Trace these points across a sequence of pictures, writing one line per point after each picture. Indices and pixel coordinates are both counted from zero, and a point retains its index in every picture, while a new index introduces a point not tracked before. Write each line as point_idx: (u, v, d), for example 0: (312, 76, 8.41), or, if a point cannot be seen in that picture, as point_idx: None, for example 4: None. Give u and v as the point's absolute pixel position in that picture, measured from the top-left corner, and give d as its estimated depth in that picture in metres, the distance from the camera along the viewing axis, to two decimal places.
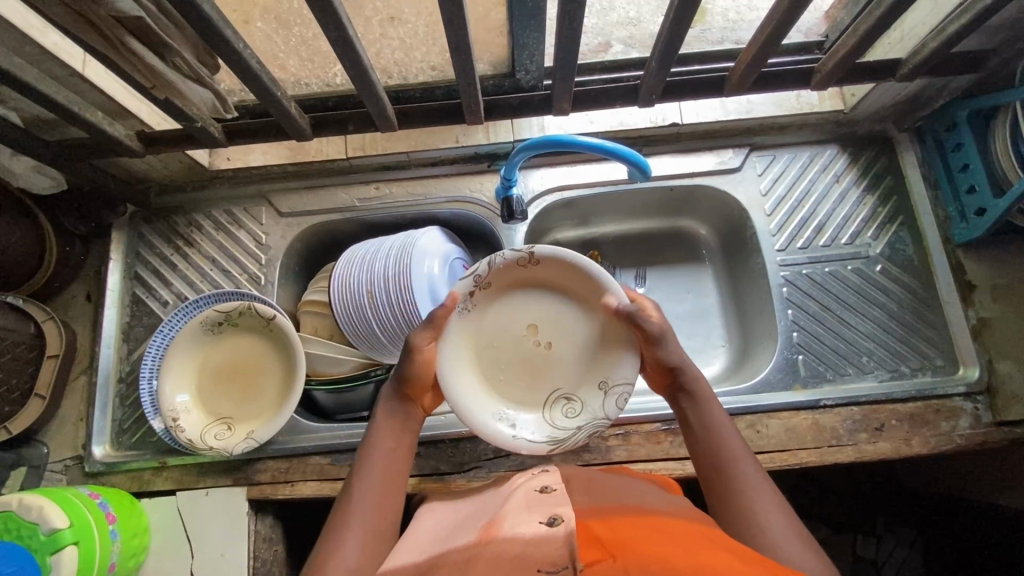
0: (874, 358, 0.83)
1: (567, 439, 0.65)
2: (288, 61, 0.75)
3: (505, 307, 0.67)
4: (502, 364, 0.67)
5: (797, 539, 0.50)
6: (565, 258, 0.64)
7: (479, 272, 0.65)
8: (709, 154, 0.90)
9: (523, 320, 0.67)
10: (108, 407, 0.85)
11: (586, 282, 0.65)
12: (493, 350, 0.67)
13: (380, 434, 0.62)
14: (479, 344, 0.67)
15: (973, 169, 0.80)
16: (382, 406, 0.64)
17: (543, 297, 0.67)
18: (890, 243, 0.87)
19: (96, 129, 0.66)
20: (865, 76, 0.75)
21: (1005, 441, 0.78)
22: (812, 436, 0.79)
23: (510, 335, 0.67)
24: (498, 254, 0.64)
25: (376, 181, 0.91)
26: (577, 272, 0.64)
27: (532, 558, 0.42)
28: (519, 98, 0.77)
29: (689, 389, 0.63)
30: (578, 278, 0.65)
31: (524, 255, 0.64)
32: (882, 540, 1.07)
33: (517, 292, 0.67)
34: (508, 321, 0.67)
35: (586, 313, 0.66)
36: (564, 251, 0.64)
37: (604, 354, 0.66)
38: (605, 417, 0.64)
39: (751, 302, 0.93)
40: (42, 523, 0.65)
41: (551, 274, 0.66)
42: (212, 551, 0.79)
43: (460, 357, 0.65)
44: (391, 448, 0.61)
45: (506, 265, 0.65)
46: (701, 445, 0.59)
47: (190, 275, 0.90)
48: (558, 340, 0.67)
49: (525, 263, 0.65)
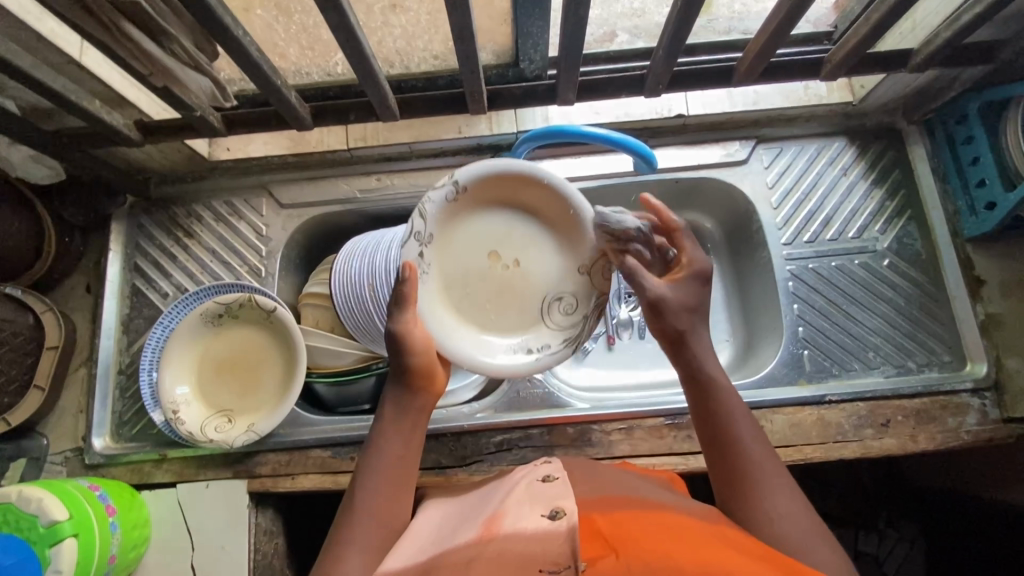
0: (880, 354, 0.82)
1: (578, 332, 0.64)
2: (288, 50, 0.72)
3: (456, 248, 0.63)
4: (485, 303, 0.64)
5: (810, 530, 0.48)
6: (488, 171, 0.60)
7: (417, 231, 0.60)
8: (715, 146, 0.89)
9: (480, 253, 0.63)
10: (108, 398, 0.84)
11: (517, 183, 0.61)
12: (471, 294, 0.63)
13: (387, 436, 0.57)
14: (453, 294, 0.63)
15: (984, 162, 0.79)
16: (388, 408, 0.58)
17: (488, 222, 0.63)
18: (898, 237, 0.86)
19: (94, 118, 0.65)
20: (876, 67, 0.73)
21: (1011, 437, 0.77)
22: (817, 431, 0.78)
23: (476, 271, 0.63)
24: (425, 203, 0.60)
25: (377, 172, 0.90)
26: (508, 180, 0.61)
27: (534, 555, 0.42)
28: (523, 88, 0.76)
29: (695, 367, 0.58)
30: (513, 186, 0.62)
31: (450, 189, 0.60)
32: (884, 535, 1.07)
33: (461, 228, 0.63)
34: (469, 260, 0.63)
35: (533, 214, 0.63)
36: (481, 165, 0.60)
37: (572, 241, 0.63)
38: (599, 292, 0.63)
39: (756, 297, 0.92)
40: (42, 515, 0.64)
41: (483, 195, 0.62)
42: (212, 544, 0.79)
43: (444, 319, 0.62)
44: (400, 455, 0.56)
45: (439, 210, 0.60)
46: (708, 430, 0.56)
47: (190, 267, 0.89)
48: (521, 253, 0.64)
49: (453, 197, 0.61)
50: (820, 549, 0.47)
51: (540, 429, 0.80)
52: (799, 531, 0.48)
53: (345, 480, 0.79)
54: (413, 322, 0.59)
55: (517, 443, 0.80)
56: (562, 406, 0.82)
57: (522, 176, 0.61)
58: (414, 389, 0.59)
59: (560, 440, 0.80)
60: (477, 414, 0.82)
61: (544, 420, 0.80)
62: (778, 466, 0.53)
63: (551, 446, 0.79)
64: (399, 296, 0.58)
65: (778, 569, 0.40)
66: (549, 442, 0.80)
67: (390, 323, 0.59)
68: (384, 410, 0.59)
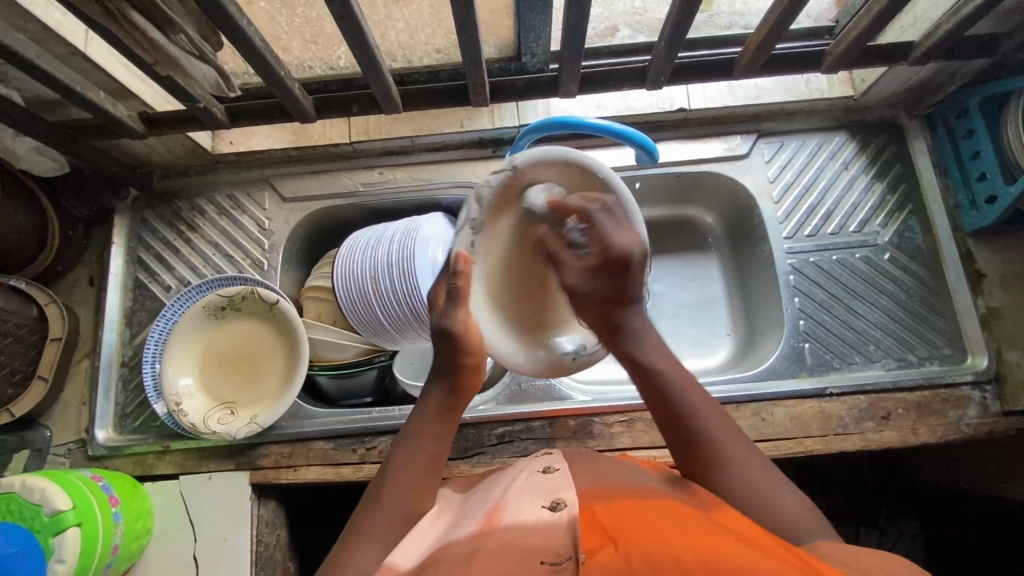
0: (881, 347, 0.83)
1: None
2: (291, 43, 0.73)
3: (506, 235, 0.63)
4: (529, 292, 0.65)
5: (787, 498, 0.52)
6: (543, 159, 0.58)
7: (471, 218, 0.61)
8: (716, 141, 0.89)
9: (528, 243, 0.63)
10: (111, 391, 0.85)
11: (571, 172, 0.59)
12: (515, 283, 0.64)
13: (423, 437, 0.58)
14: (495, 283, 0.64)
15: (984, 155, 0.79)
16: (432, 404, 0.60)
17: (541, 212, 0.62)
18: (899, 231, 0.86)
19: (98, 109, 0.66)
20: (876, 60, 0.73)
21: (1012, 430, 0.77)
22: (818, 424, 0.78)
23: (520, 260, 0.64)
24: (479, 190, 0.61)
25: (379, 166, 0.90)
26: (571, 172, 0.59)
27: (536, 546, 0.42)
28: (525, 81, 0.76)
29: (636, 351, 0.60)
30: (574, 179, 0.59)
31: (508, 173, 0.59)
32: (885, 530, 1.05)
33: (512, 216, 0.62)
34: (515, 249, 0.63)
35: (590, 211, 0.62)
36: (537, 152, 0.58)
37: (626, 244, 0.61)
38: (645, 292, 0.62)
39: (757, 290, 0.92)
40: (45, 504, 0.65)
41: (537, 183, 0.60)
42: (215, 535, 0.79)
43: (489, 304, 0.63)
44: (434, 452, 0.58)
45: (495, 195, 0.61)
46: (662, 415, 0.57)
47: (193, 261, 0.89)
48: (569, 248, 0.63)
49: (509, 181, 0.60)
50: (787, 500, 0.52)
51: (541, 421, 0.80)
52: (767, 490, 0.52)
53: (346, 472, 0.79)
54: (469, 319, 0.60)
55: (519, 435, 0.80)
56: (563, 398, 0.82)
57: (582, 168, 0.58)
58: (458, 389, 0.61)
59: (561, 432, 0.80)
60: (479, 407, 0.82)
61: (545, 412, 0.80)
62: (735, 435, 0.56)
63: (552, 438, 0.80)
64: (454, 292, 0.60)
65: (776, 555, 0.40)
66: (550, 434, 0.80)
67: (442, 320, 0.60)
68: (427, 407, 0.60)
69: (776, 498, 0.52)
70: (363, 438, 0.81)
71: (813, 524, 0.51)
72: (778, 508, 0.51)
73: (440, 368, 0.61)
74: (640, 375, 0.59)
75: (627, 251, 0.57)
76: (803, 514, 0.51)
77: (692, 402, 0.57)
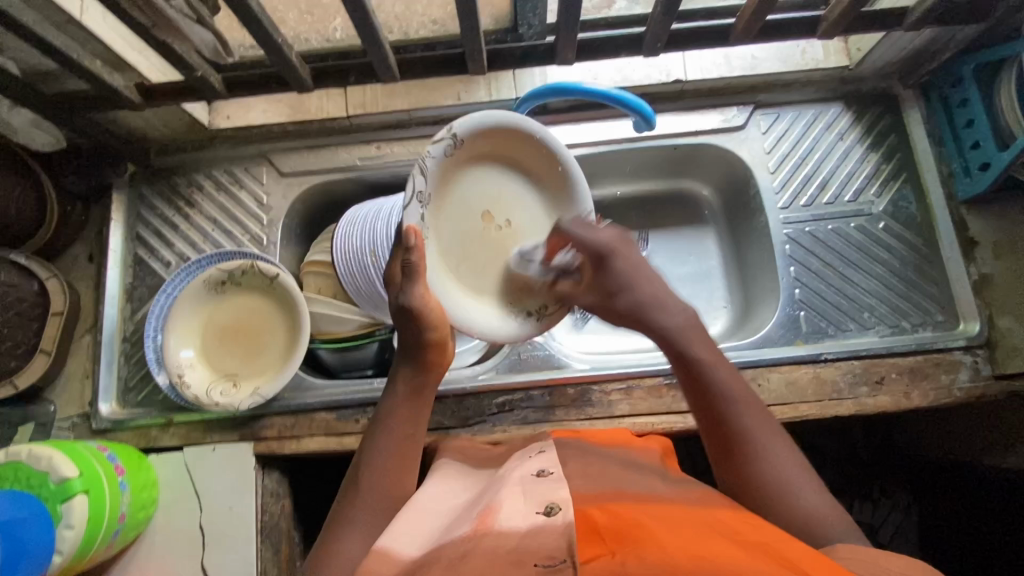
0: (875, 314, 0.84)
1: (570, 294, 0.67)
2: (287, 15, 0.78)
3: (451, 203, 0.62)
4: (481, 269, 0.65)
5: (829, 509, 0.51)
6: (486, 125, 0.61)
7: (418, 189, 0.57)
8: (713, 112, 0.90)
9: (474, 211, 0.64)
10: (114, 365, 0.85)
11: (510, 136, 0.63)
12: (467, 259, 0.64)
13: (396, 422, 0.59)
14: (450, 256, 0.63)
15: (978, 124, 0.79)
16: (399, 387, 0.61)
17: (480, 179, 0.64)
18: (894, 200, 0.87)
19: (96, 79, 0.66)
20: (871, 25, 0.74)
21: (1002, 394, 0.79)
22: (813, 389, 0.80)
23: (473, 233, 0.64)
24: (426, 157, 0.57)
25: (376, 140, 0.90)
26: (502, 138, 0.63)
27: (529, 551, 0.42)
28: (522, 48, 0.75)
29: (682, 343, 0.59)
30: (507, 142, 0.63)
31: (448, 142, 0.58)
32: (878, 503, 1.09)
33: (455, 186, 0.62)
34: (461, 221, 0.63)
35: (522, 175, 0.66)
36: (481, 118, 0.60)
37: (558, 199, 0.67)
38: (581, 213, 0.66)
39: (753, 260, 0.93)
40: (52, 472, 0.65)
41: (472, 150, 0.62)
42: (221, 506, 0.80)
43: (448, 284, 0.62)
44: (407, 435, 0.59)
45: (439, 165, 0.58)
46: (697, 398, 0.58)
47: (192, 235, 0.89)
48: (510, 212, 0.66)
49: (451, 151, 0.59)
50: (810, 498, 0.52)
51: (541, 390, 0.81)
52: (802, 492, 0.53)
53: (349, 441, 0.81)
54: (425, 293, 0.58)
55: (519, 403, 0.81)
56: (562, 366, 0.83)
57: (514, 131, 0.63)
58: (424, 368, 0.61)
59: (560, 400, 0.81)
60: (479, 376, 0.83)
61: (545, 381, 0.81)
62: (775, 433, 0.56)
63: (552, 406, 0.81)
64: (411, 267, 0.56)
65: (769, 560, 0.40)
66: (550, 403, 0.81)
67: (399, 295, 0.58)
68: (396, 389, 0.61)
69: (793, 487, 0.52)
70: (365, 408, 0.82)
71: (838, 525, 0.51)
72: (794, 493, 0.52)
73: (406, 348, 0.61)
74: (683, 368, 0.59)
75: (602, 242, 0.62)
76: (822, 505, 0.52)
77: (736, 397, 0.57)
